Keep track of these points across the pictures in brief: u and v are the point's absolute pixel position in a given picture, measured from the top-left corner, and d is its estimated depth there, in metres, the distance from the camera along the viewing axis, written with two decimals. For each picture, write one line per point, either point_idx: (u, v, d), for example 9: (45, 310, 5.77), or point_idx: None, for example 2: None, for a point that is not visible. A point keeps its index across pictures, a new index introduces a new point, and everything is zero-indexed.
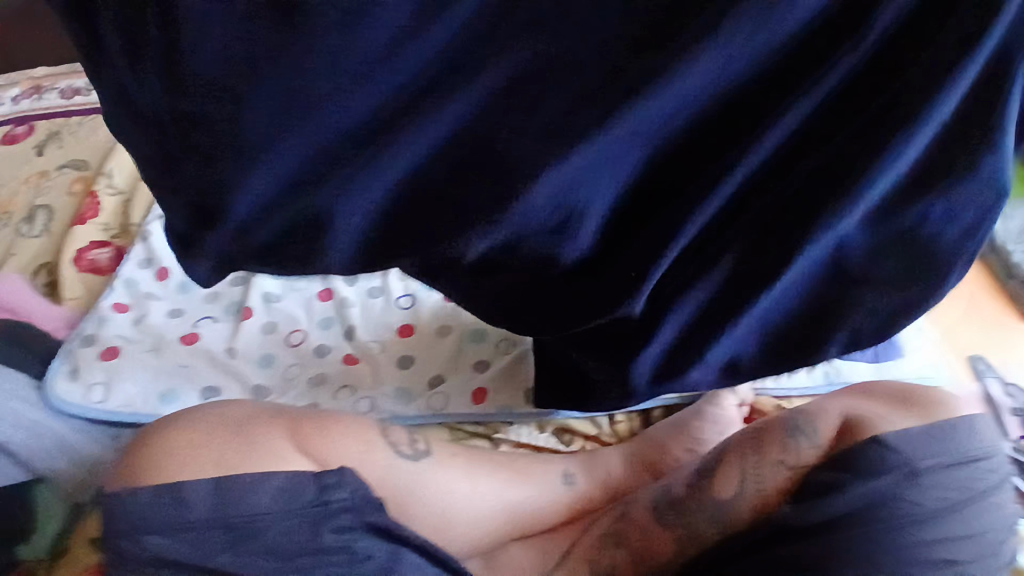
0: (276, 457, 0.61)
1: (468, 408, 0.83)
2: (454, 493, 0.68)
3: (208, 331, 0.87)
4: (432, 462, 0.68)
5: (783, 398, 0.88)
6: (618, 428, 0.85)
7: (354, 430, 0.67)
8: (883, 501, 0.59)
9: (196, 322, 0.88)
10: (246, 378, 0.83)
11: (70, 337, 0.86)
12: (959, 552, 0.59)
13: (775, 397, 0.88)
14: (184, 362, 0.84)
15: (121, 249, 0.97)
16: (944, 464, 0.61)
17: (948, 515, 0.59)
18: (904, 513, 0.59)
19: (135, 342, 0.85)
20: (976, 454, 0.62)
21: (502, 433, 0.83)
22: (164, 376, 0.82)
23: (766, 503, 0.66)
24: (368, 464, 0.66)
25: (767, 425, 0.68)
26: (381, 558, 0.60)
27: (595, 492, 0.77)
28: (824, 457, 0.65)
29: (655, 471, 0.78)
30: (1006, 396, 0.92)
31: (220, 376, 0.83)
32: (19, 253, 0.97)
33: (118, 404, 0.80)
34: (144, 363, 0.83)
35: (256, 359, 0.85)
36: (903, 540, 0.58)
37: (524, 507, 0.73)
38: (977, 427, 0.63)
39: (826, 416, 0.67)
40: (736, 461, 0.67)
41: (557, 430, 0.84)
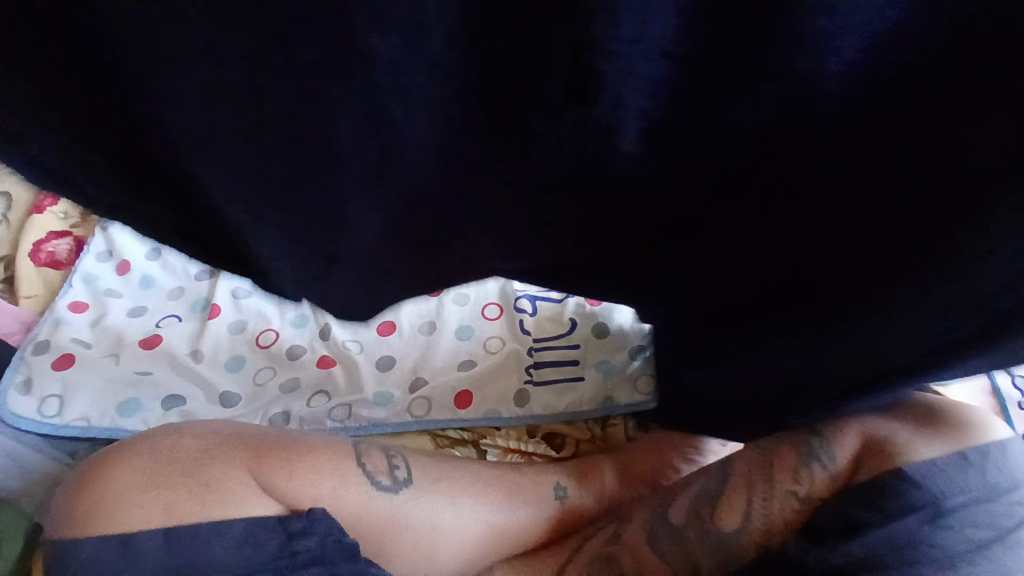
0: (236, 501, 0.56)
1: (452, 413, 0.77)
2: (435, 523, 0.63)
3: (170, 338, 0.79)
4: (412, 492, 0.64)
5: None
6: (612, 431, 0.79)
7: (325, 461, 0.61)
8: (907, 547, 0.53)
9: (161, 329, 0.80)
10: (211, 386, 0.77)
11: (24, 341, 0.79)
12: None
13: None
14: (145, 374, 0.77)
15: (82, 240, 0.89)
16: (974, 501, 0.55)
17: (978, 560, 0.53)
18: (930, 559, 0.53)
19: (93, 346, 0.78)
20: (1008, 486, 0.56)
21: (489, 439, 0.78)
22: (122, 385, 0.76)
23: (777, 535, 0.60)
24: (341, 501, 0.60)
25: (779, 449, 0.63)
26: None
27: (588, 505, 0.72)
28: (840, 488, 0.60)
29: (653, 485, 0.73)
30: (1013, 389, 0.86)
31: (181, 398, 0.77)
32: None
33: (74, 417, 0.75)
34: (103, 370, 0.77)
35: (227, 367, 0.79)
36: None
37: (509, 529, 0.68)
38: (1010, 454, 0.57)
39: (844, 439, 0.61)
40: (744, 488, 0.62)
41: (546, 435, 0.79)
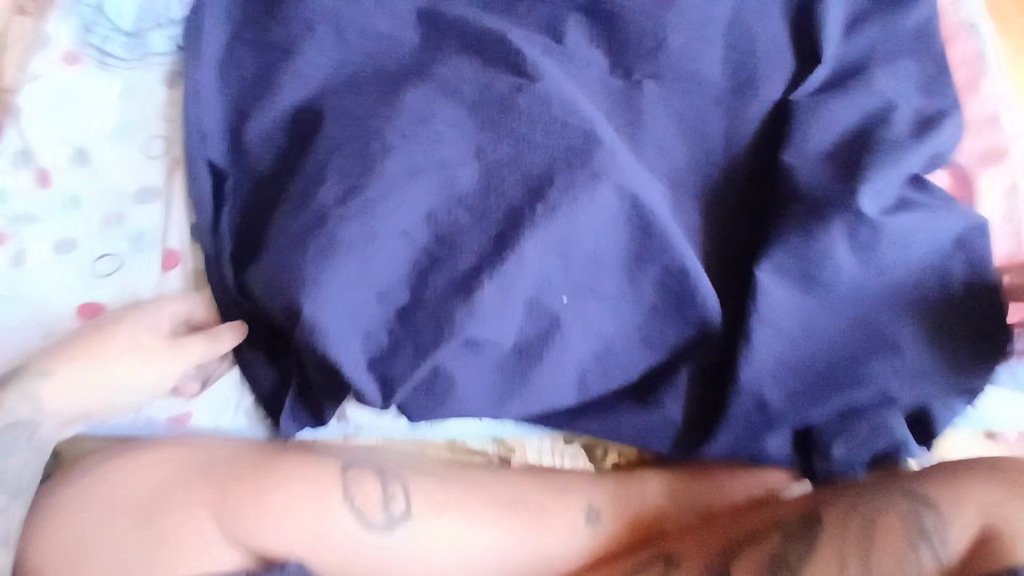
0: (177, 540, 0.48)
1: (476, 422, 0.61)
2: (509, 552, 0.56)
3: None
4: (412, 526, 0.52)
5: (887, 377, 0.59)
6: (670, 518, 0.63)
7: (303, 482, 0.51)
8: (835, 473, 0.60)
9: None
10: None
11: (77, 105, 0.61)
12: (866, 402, 0.60)
13: (880, 374, 0.59)
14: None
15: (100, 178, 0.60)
16: (881, 387, 0.59)
17: (861, 388, 0.59)
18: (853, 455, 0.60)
19: (30, 148, 0.60)
20: (814, 349, 0.59)
21: (519, 453, 0.64)
22: (51, 201, 0.59)
23: (858, 529, 0.55)
24: (417, 550, 0.52)
25: (884, 521, 0.55)
26: (501, 506, 0.58)
27: (626, 531, 0.62)
28: (860, 503, 0.57)
29: (660, 533, 0.63)
30: (889, 283, 0.60)
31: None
32: (63, 119, 0.61)
33: (21, 160, 0.59)
34: (41, 122, 0.60)
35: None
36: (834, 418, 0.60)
37: (559, 553, 0.59)
38: (809, 326, 0.59)
39: (958, 520, 0.54)
40: (833, 559, 0.54)
41: (585, 445, 0.66)
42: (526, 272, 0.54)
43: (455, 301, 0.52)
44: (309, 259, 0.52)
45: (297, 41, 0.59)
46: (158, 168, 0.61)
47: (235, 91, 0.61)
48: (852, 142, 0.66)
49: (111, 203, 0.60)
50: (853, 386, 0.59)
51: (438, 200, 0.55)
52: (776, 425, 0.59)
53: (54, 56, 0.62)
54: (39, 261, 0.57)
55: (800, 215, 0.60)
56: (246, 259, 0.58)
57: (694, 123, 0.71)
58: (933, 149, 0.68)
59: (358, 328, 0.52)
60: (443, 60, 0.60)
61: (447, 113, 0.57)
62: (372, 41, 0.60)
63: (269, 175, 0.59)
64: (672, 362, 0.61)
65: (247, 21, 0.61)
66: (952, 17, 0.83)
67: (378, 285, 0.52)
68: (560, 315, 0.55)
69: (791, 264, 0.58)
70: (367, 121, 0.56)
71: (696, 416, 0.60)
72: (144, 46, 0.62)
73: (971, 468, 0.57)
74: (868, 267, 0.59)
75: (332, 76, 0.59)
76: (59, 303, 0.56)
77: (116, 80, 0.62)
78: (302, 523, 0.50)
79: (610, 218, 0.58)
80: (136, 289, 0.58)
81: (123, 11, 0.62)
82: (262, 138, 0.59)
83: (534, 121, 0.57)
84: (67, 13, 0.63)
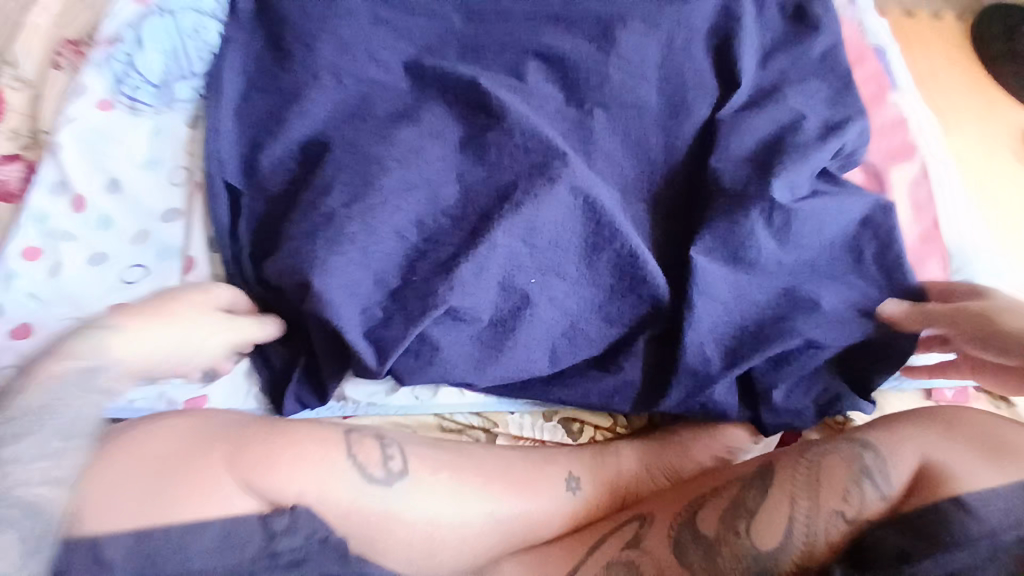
0: (191, 496, 0.49)
1: (463, 397, 0.67)
2: (498, 512, 0.62)
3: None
4: (410, 483, 0.57)
5: (811, 331, 0.67)
6: (641, 484, 0.69)
7: (311, 445, 0.55)
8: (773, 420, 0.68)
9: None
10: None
11: (109, 140, 0.71)
12: (795, 355, 0.68)
13: (805, 329, 0.67)
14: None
15: (129, 200, 0.70)
16: (807, 340, 0.68)
17: (792, 341, 0.67)
18: (786, 401, 0.68)
19: (65, 178, 0.69)
20: (746, 311, 0.68)
21: (501, 427, 0.70)
22: (85, 221, 0.69)
23: (811, 474, 0.56)
24: (414, 504, 0.57)
25: (828, 462, 0.56)
26: (490, 472, 0.63)
27: (603, 497, 0.68)
28: (811, 450, 0.58)
29: (632, 498, 0.68)
30: (804, 252, 0.70)
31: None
32: (96, 153, 0.71)
33: (59, 188, 0.69)
34: (76, 155, 0.70)
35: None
36: (771, 371, 0.68)
37: (539, 514, 0.64)
38: (741, 290, 0.68)
39: (904, 458, 0.55)
40: (784, 501, 0.56)
41: (564, 419, 0.72)
42: (498, 252, 0.63)
43: (441, 284, 0.61)
44: (313, 252, 0.60)
45: (299, 82, 0.70)
46: (179, 195, 0.72)
47: (246, 126, 0.71)
48: (771, 141, 0.76)
49: (140, 223, 0.70)
50: (791, 338, 0.67)
51: (426, 207, 0.65)
52: (722, 380, 0.66)
53: (90, 103, 0.72)
54: (76, 271, 0.67)
55: (727, 202, 0.70)
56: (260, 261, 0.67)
57: (638, 139, 0.79)
58: (843, 147, 0.79)
59: (359, 308, 0.60)
60: (427, 100, 0.72)
61: (426, 133, 0.68)
62: (364, 81, 0.72)
63: (276, 193, 0.69)
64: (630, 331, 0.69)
65: (257, 70, 0.73)
66: (860, 43, 0.97)
67: (370, 274, 0.61)
68: (530, 293, 0.64)
69: (718, 237, 0.68)
70: (362, 144, 0.66)
71: (652, 378, 0.68)
72: (169, 93, 0.74)
73: (911, 415, 0.58)
74: (786, 238, 0.68)
75: (328, 109, 0.70)
76: (92, 306, 0.65)
77: (144, 121, 0.73)
78: (307, 479, 0.53)
79: (562, 204, 0.66)
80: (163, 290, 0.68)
81: (144, 61, 0.73)
82: (268, 161, 0.68)
83: (505, 136, 0.68)
84: (99, 68, 0.73)
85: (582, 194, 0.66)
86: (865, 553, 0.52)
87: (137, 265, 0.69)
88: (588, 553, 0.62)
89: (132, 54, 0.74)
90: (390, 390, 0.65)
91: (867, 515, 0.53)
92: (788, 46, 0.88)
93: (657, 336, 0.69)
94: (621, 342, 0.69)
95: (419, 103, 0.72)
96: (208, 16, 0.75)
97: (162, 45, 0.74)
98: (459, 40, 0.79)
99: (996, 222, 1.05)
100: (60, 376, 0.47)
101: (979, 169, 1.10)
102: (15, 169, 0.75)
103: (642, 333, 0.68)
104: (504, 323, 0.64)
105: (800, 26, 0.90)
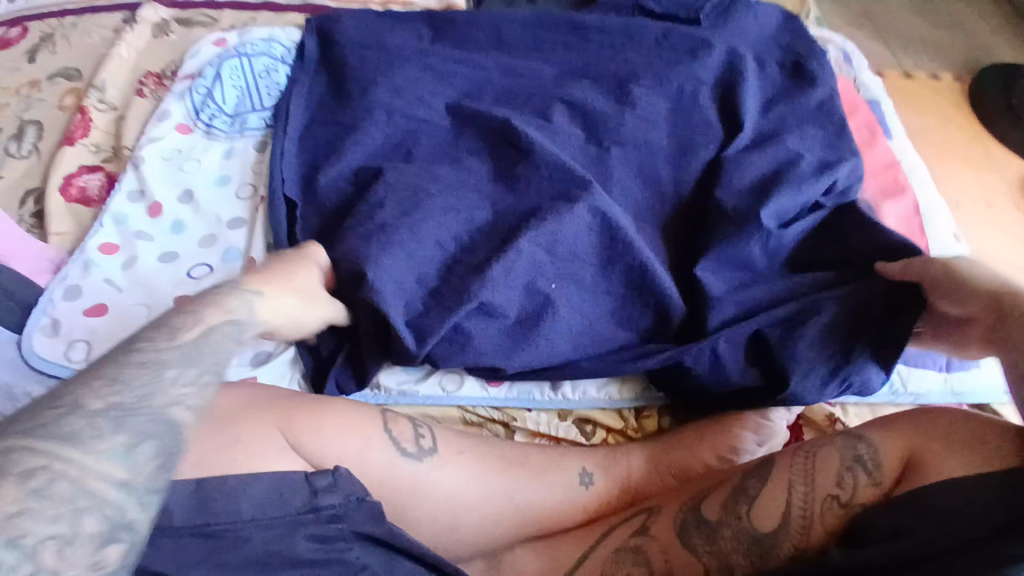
0: (247, 453, 0.55)
1: (484, 390, 0.75)
2: (517, 496, 0.67)
3: (56, 494, 0.37)
4: (437, 461, 0.64)
5: (818, 326, 0.72)
6: (649, 482, 0.73)
7: (351, 421, 0.61)
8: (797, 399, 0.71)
9: (32, 499, 0.36)
10: (58, 447, 0.38)
11: (183, 157, 0.84)
12: (812, 345, 0.71)
13: (813, 325, 0.72)
14: (47, 512, 0.36)
15: (199, 209, 0.80)
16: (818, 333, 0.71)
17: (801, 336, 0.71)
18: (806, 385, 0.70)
19: (145, 188, 0.81)
20: (752, 308, 0.75)
21: (519, 421, 0.76)
22: (158, 224, 0.79)
23: (807, 464, 0.60)
24: (436, 480, 0.63)
25: (822, 452, 0.61)
26: (509, 458, 0.68)
27: (613, 493, 0.72)
28: (810, 445, 0.62)
29: (642, 495, 0.72)
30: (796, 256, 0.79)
31: (6, 513, 0.35)
32: (173, 167, 0.83)
33: (138, 196, 0.81)
34: (155, 168, 0.83)
35: (130, 432, 0.41)
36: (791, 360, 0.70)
37: (553, 504, 0.68)
38: (747, 294, 0.75)
39: (892, 449, 0.58)
40: (782, 488, 0.60)
41: (578, 420, 0.78)
42: (524, 255, 0.70)
43: (473, 285, 0.68)
44: (364, 254, 0.68)
45: (356, 115, 0.81)
46: (244, 206, 0.81)
47: (308, 152, 0.82)
48: (774, 172, 0.83)
49: (207, 228, 0.79)
50: (805, 330, 0.71)
51: (462, 222, 0.74)
52: (730, 374, 0.73)
53: (172, 126, 0.86)
54: (146, 265, 0.76)
55: (728, 227, 0.77)
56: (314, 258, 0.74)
57: (650, 174, 0.87)
58: (835, 184, 0.87)
59: (403, 302, 0.69)
60: (466, 135, 0.82)
61: (465, 166, 0.79)
62: (411, 116, 0.82)
63: (330, 205, 0.77)
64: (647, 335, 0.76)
65: (323, 106, 0.86)
66: (855, 95, 1.07)
67: (413, 275, 0.70)
68: (553, 297, 0.71)
69: (722, 249, 0.76)
70: (409, 169, 0.76)
71: (668, 374, 0.75)
72: (241, 121, 0.87)
73: (904, 413, 0.61)
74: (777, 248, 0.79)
75: (380, 138, 0.80)
76: (158, 296, 0.74)
77: (218, 142, 0.86)
78: (347, 440, 0.60)
79: (582, 220, 0.73)
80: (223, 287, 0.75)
81: (226, 98, 0.88)
82: (323, 179, 0.77)
83: (532, 164, 0.77)
84: (182, 99, 0.89)
85: (598, 213, 0.73)
86: (859, 532, 0.56)
87: (202, 264, 0.77)
88: (599, 541, 0.65)
89: (211, 87, 0.89)
90: (420, 379, 0.75)
91: (858, 501, 0.57)
92: (789, 97, 0.96)
93: (673, 339, 0.75)
94: (634, 345, 0.75)
95: (459, 138, 0.82)
96: (279, 61, 0.92)
97: (241, 86, 0.89)
98: (495, 86, 0.89)
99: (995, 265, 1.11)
100: (211, 324, 0.51)
101: (974, 216, 1.17)
102: (95, 178, 0.86)
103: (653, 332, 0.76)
104: (528, 322, 0.71)
105: (798, 81, 0.98)
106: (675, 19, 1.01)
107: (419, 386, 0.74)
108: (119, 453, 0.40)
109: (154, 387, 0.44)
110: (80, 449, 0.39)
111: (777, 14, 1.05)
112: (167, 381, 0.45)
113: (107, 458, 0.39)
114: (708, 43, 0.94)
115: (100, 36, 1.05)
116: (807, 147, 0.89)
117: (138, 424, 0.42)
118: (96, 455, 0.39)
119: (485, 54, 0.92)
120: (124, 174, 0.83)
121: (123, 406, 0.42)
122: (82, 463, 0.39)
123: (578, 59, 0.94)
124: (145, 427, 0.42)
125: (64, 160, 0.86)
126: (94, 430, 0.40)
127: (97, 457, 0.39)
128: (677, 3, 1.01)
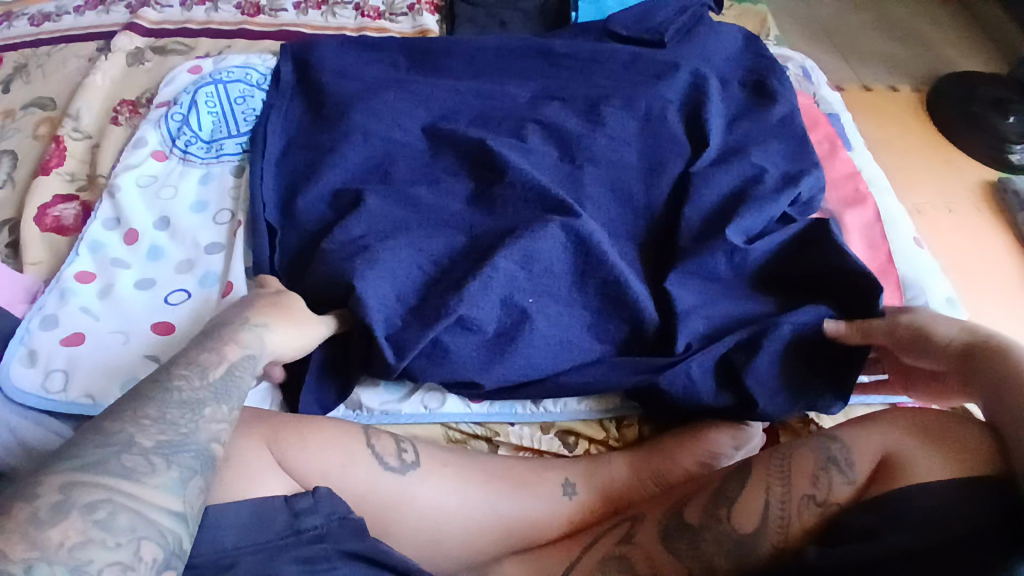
0: (229, 474, 0.55)
1: (467, 407, 0.76)
2: (501, 509, 0.67)
3: (115, 525, 0.42)
4: (420, 474, 0.64)
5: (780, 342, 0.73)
6: (632, 491, 0.73)
7: (334, 440, 0.61)
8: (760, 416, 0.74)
9: (95, 529, 0.41)
10: (116, 483, 0.43)
11: (160, 184, 0.85)
12: (772, 365, 0.74)
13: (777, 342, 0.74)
14: (107, 541, 0.41)
15: (176, 235, 0.81)
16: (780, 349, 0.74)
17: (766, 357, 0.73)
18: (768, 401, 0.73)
19: (120, 215, 0.81)
20: (719, 332, 0.77)
21: (502, 436, 0.77)
22: (135, 251, 0.79)
23: (783, 467, 0.62)
24: (420, 496, 0.63)
25: (797, 452, 0.62)
26: (492, 471, 0.69)
27: (597, 502, 0.72)
28: (784, 447, 0.64)
29: (625, 504, 0.73)
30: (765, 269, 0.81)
31: (73, 542, 0.40)
32: (151, 194, 0.84)
33: (114, 224, 0.81)
34: (131, 195, 0.83)
35: (180, 467, 0.46)
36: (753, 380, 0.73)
37: (537, 516, 0.69)
38: (715, 306, 0.78)
39: (865, 447, 0.60)
40: (760, 489, 0.61)
41: (560, 432, 0.78)
42: (498, 270, 0.72)
43: (453, 301, 0.69)
44: (346, 275, 0.70)
45: (333, 139, 0.83)
46: (222, 231, 0.82)
47: (286, 176, 0.83)
48: (741, 185, 0.87)
49: (185, 254, 0.80)
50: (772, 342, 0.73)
51: (441, 242, 0.75)
52: (701, 391, 0.74)
53: (148, 154, 0.87)
54: (123, 292, 0.76)
55: (699, 241, 0.81)
56: (296, 280, 0.75)
57: (623, 189, 0.89)
58: (800, 196, 0.90)
59: (384, 320, 0.70)
60: (443, 156, 0.84)
61: (443, 187, 0.81)
62: (388, 139, 0.84)
63: (308, 227, 0.78)
64: (623, 345, 0.77)
65: (300, 131, 0.87)
66: (815, 109, 1.12)
67: (394, 293, 0.71)
68: (530, 310, 0.73)
69: (692, 262, 0.79)
70: (389, 193, 0.79)
71: (643, 391, 0.76)
72: (218, 147, 0.88)
73: (873, 412, 0.63)
74: (748, 263, 0.81)
75: (358, 160, 0.82)
76: (136, 323, 0.74)
77: (195, 168, 0.87)
78: (330, 458, 0.60)
79: (554, 233, 0.75)
80: (202, 310, 0.75)
81: (203, 124, 0.89)
82: (301, 202, 0.79)
83: (507, 182, 0.79)
84: (159, 127, 0.89)
85: (572, 228, 0.75)
86: (835, 529, 0.57)
87: (180, 290, 0.77)
88: (584, 551, 0.66)
89: (187, 115, 0.90)
90: (402, 398, 0.75)
91: (832, 498, 0.59)
92: (753, 113, 0.99)
93: (649, 349, 0.77)
94: (611, 355, 0.77)
95: (436, 159, 0.84)
96: (255, 88, 0.93)
97: (218, 112, 0.90)
98: (471, 109, 0.92)
99: (959, 268, 1.15)
100: (231, 360, 0.55)
101: (938, 221, 1.22)
102: (70, 206, 0.86)
103: (629, 340, 0.77)
104: (507, 335, 0.73)
105: (761, 98, 1.02)
106: (642, 42, 1.05)
107: (402, 404, 0.75)
108: (170, 487, 0.45)
109: (195, 425, 0.49)
110: (135, 484, 0.44)
111: (739, 36, 1.10)
112: (205, 417, 0.50)
113: (159, 492, 0.44)
114: (674, 65, 0.97)
115: (75, 65, 1.05)
116: (771, 160, 0.93)
117: (184, 459, 0.47)
118: (150, 489, 0.44)
119: (461, 81, 0.94)
120: (100, 203, 0.83)
121: (170, 445, 0.47)
122: (138, 496, 0.43)
123: (550, 83, 0.97)
124: (190, 463, 0.47)
125: (38, 190, 0.86)
126: (147, 465, 0.45)
127: (152, 490, 0.44)
128: (644, 27, 1.06)
